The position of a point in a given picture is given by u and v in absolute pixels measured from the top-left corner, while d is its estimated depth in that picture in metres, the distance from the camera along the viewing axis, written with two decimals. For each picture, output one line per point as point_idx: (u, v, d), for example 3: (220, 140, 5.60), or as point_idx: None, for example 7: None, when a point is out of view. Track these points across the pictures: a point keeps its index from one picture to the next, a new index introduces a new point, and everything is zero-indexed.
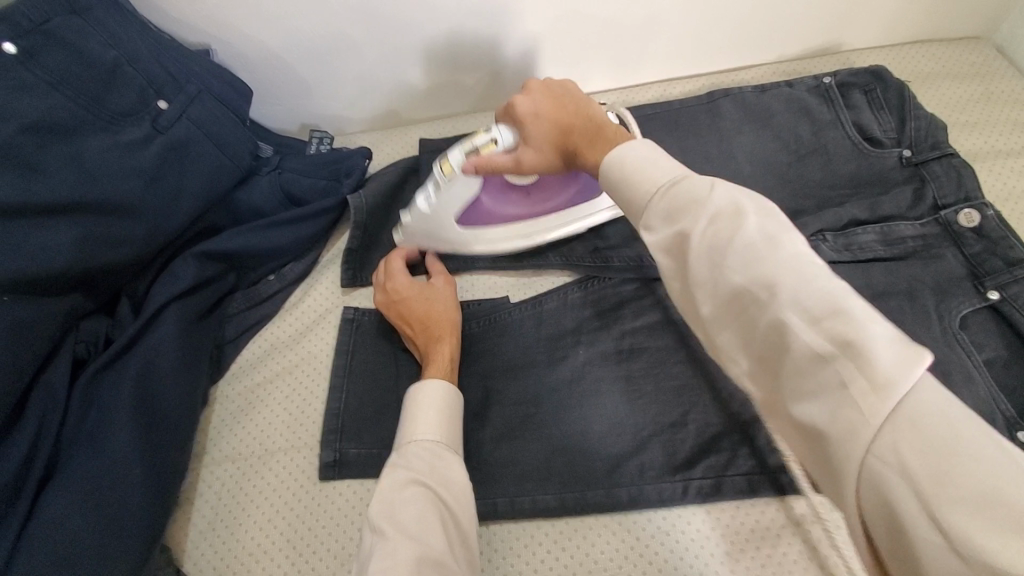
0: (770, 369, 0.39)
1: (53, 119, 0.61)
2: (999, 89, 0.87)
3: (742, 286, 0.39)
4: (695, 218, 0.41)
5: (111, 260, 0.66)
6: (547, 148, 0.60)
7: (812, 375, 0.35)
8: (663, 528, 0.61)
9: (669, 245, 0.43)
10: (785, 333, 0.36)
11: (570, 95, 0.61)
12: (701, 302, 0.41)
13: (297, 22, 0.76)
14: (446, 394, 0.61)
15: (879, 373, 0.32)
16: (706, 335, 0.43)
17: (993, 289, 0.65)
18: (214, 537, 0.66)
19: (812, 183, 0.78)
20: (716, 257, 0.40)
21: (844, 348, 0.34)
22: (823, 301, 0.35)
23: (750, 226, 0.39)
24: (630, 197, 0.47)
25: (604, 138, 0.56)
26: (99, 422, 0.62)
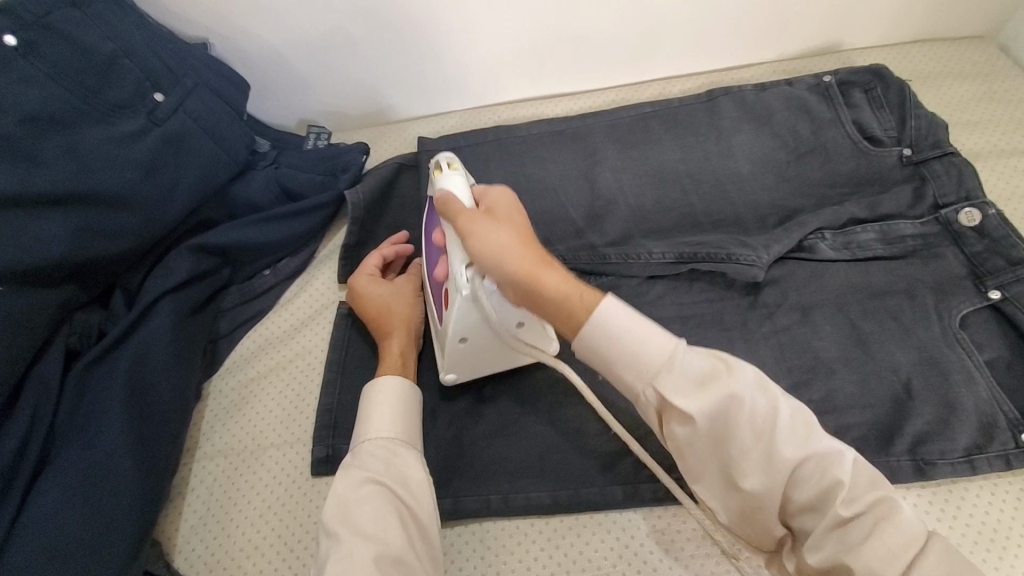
0: (795, 523, 0.46)
1: (50, 110, 0.61)
2: (1002, 88, 0.87)
3: (785, 457, 0.44)
4: (733, 392, 0.45)
5: (106, 252, 0.66)
6: (509, 236, 0.54)
7: (847, 536, 0.43)
8: (657, 528, 0.61)
9: (709, 413, 0.45)
10: (828, 501, 0.44)
11: (534, 254, 0.53)
12: (745, 476, 0.45)
13: (296, 16, 0.77)
14: (391, 391, 0.60)
15: (911, 535, 0.42)
16: (742, 501, 0.47)
17: (994, 288, 0.65)
18: (206, 532, 0.65)
19: (812, 181, 0.77)
20: (758, 434, 0.45)
21: (879, 508, 0.43)
22: (854, 479, 0.44)
23: (781, 410, 0.45)
24: (635, 366, 0.47)
25: (570, 312, 0.50)
26: (91, 415, 0.62)
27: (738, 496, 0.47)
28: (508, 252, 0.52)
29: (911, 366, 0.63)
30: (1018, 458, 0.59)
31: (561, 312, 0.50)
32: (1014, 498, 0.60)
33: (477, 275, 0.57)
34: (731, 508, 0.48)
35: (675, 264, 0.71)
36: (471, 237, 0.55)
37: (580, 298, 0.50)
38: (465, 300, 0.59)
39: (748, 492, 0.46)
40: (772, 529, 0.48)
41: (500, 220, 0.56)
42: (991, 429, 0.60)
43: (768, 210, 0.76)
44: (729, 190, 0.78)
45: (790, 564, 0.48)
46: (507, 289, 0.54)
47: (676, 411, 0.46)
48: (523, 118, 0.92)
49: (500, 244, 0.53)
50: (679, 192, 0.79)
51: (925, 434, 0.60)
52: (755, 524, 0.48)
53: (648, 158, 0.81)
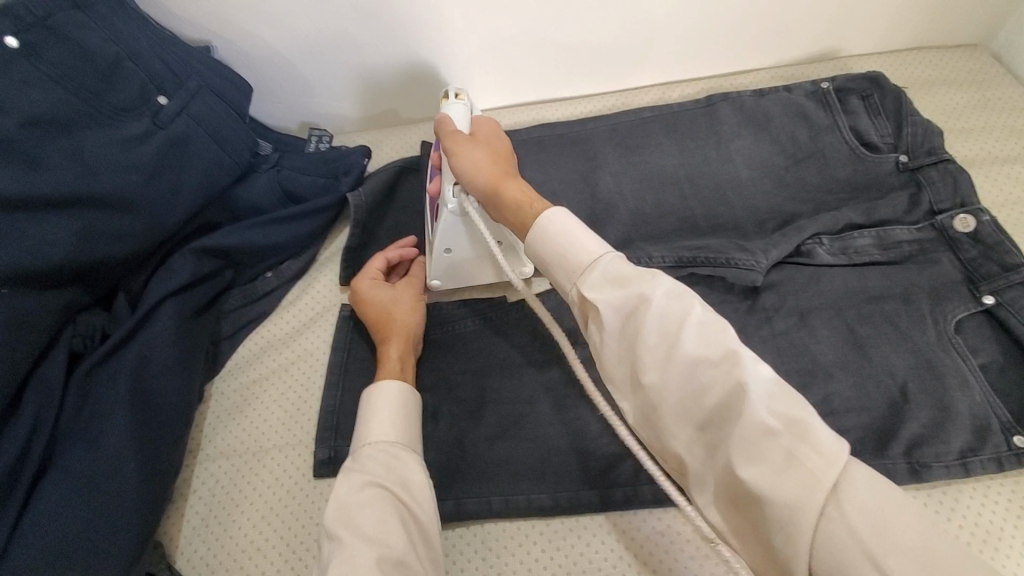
0: (704, 437, 0.43)
1: (54, 113, 0.62)
2: (996, 96, 0.88)
3: (694, 358, 0.43)
4: (648, 291, 0.46)
5: (109, 254, 0.66)
6: (483, 155, 0.63)
7: (755, 447, 0.40)
8: (656, 529, 0.62)
9: (619, 307, 0.47)
10: (738, 410, 0.41)
11: (505, 168, 0.62)
12: (647, 371, 0.45)
13: (298, 19, 0.77)
14: (394, 392, 0.61)
15: (824, 450, 0.38)
16: (647, 403, 0.46)
17: (988, 294, 0.66)
18: (208, 533, 0.66)
19: (809, 186, 0.78)
20: (666, 335, 0.44)
21: (790, 424, 0.40)
22: (776, 397, 0.41)
23: (693, 314, 0.45)
24: (564, 264, 0.51)
25: (522, 209, 0.57)
26: (94, 417, 0.62)
27: (643, 397, 0.46)
28: (480, 167, 0.62)
29: (907, 370, 0.64)
30: (1011, 461, 0.60)
31: (513, 213, 0.58)
32: (1006, 500, 0.61)
33: (462, 191, 0.65)
34: (640, 411, 0.47)
35: (675, 268, 0.72)
36: (453, 153, 0.64)
37: (533, 200, 0.57)
38: (452, 215, 0.67)
39: (649, 390, 0.45)
40: (678, 441, 0.44)
41: (481, 144, 0.66)
42: (985, 433, 0.61)
43: (766, 215, 0.77)
44: (728, 195, 0.78)
45: (702, 493, 0.44)
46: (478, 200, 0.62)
47: (591, 305, 0.48)
48: (522, 121, 0.92)
49: (476, 159, 0.62)
50: (678, 196, 0.79)
51: (921, 437, 0.61)
52: (661, 435, 0.46)
53: (648, 163, 0.82)
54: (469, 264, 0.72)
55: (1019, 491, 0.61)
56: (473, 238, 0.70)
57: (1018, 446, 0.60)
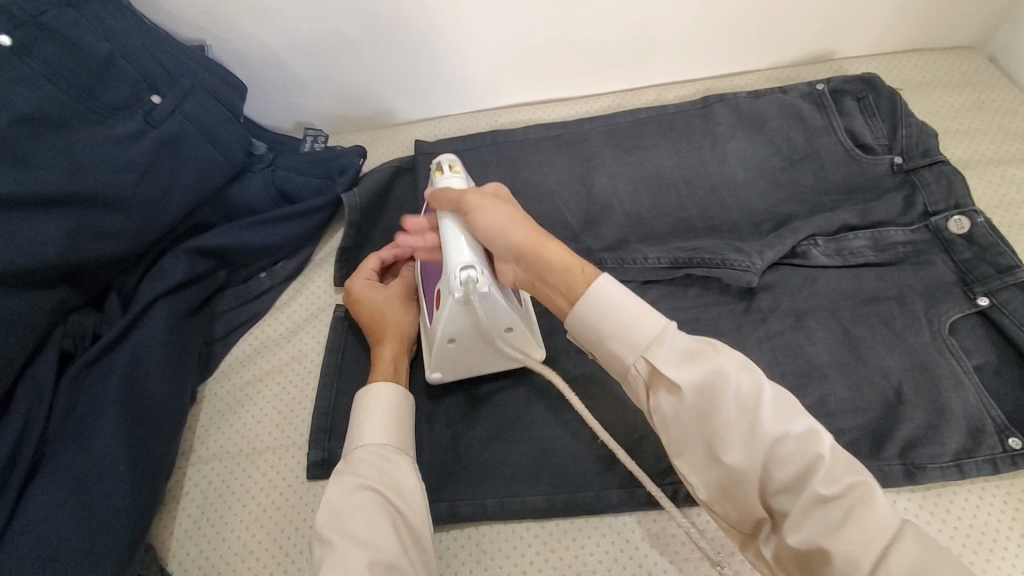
0: (773, 506, 0.44)
1: (46, 111, 0.61)
2: (990, 98, 0.88)
3: (771, 434, 0.43)
4: (717, 366, 0.45)
5: (101, 254, 0.66)
6: (513, 212, 0.57)
7: (819, 518, 0.42)
8: (652, 531, 0.62)
9: (696, 384, 0.45)
10: (807, 482, 0.42)
11: (538, 230, 0.56)
12: (727, 450, 0.44)
13: (292, 18, 0.77)
14: (386, 394, 0.61)
15: (888, 522, 0.40)
16: (722, 478, 0.45)
17: (982, 295, 0.66)
18: (200, 536, 0.65)
19: (804, 188, 0.78)
20: (742, 411, 0.44)
21: (857, 494, 0.41)
22: (844, 469, 0.42)
23: (766, 389, 0.44)
24: (623, 337, 0.49)
25: (572, 277, 0.52)
26: (85, 418, 0.61)
27: (719, 473, 0.45)
28: (512, 225, 0.56)
29: (901, 371, 0.64)
30: (1006, 462, 0.60)
31: (561, 279, 0.53)
32: (1000, 502, 0.61)
33: (474, 275, 0.57)
34: (713, 485, 0.46)
35: (670, 269, 0.72)
36: (473, 213, 0.58)
37: (583, 265, 0.53)
38: (457, 302, 0.59)
39: (730, 468, 0.44)
40: (750, 510, 0.45)
41: (499, 201, 0.59)
42: (980, 434, 0.61)
43: (762, 216, 0.77)
44: (723, 196, 0.78)
45: (765, 551, 0.46)
46: (510, 262, 0.57)
47: (665, 379, 0.47)
48: (518, 122, 0.92)
49: (504, 218, 0.56)
50: (674, 197, 0.79)
51: (916, 438, 0.61)
52: (733, 506, 0.46)
53: (643, 164, 0.82)
54: (474, 351, 0.64)
55: (1014, 492, 0.61)
56: (481, 323, 0.61)
57: (1012, 448, 0.60)
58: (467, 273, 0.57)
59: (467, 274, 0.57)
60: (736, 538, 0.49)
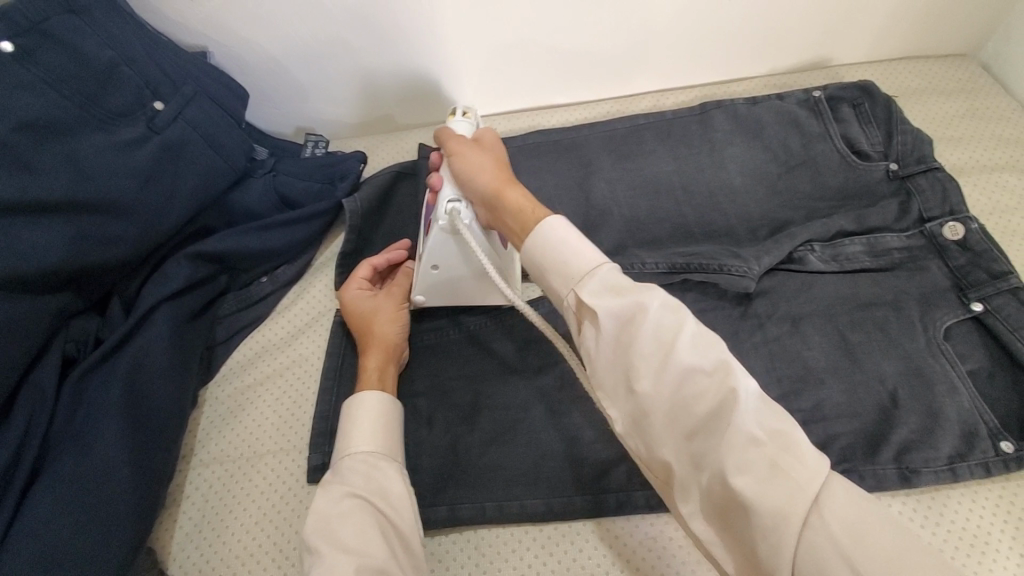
0: (690, 448, 0.44)
1: (50, 118, 0.62)
2: (985, 105, 0.89)
3: (688, 368, 0.44)
4: (644, 299, 0.47)
5: (104, 259, 0.66)
6: (488, 162, 0.63)
7: (739, 455, 0.42)
8: (649, 534, 0.62)
9: (617, 313, 0.47)
10: (727, 422, 0.43)
11: (507, 174, 0.62)
12: (641, 379, 0.46)
13: (293, 24, 0.77)
14: (371, 402, 0.61)
15: (804, 462, 0.41)
16: (640, 412, 0.46)
17: (977, 301, 0.67)
18: (201, 539, 0.65)
19: (801, 194, 0.79)
20: (662, 346, 0.45)
21: (775, 437, 0.43)
22: (761, 412, 0.44)
23: (687, 326, 0.46)
24: (560, 268, 0.52)
25: (523, 215, 0.57)
26: (87, 422, 0.62)
27: (633, 405, 0.47)
28: (485, 171, 0.62)
29: (896, 376, 0.64)
30: (999, 466, 0.61)
31: (514, 220, 0.57)
32: (994, 506, 0.61)
33: (461, 208, 0.64)
34: (629, 418, 0.48)
35: (668, 274, 0.72)
36: (456, 157, 0.65)
37: (537, 206, 0.57)
38: (444, 229, 0.65)
39: (645, 400, 0.46)
40: (664, 451, 0.46)
41: (484, 149, 0.66)
42: (973, 438, 0.62)
43: (758, 221, 0.78)
44: (721, 202, 0.79)
45: (683, 498, 0.46)
46: (477, 202, 0.62)
47: (589, 309, 0.49)
48: (517, 128, 0.93)
49: (479, 163, 0.63)
50: (671, 203, 0.80)
51: (910, 442, 0.62)
52: (647, 445, 0.47)
53: (642, 169, 0.82)
54: (459, 282, 0.69)
55: (1007, 496, 0.62)
56: (464, 252, 0.67)
57: (1006, 452, 0.61)
58: (455, 203, 0.64)
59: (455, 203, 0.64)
60: (661, 492, 0.48)
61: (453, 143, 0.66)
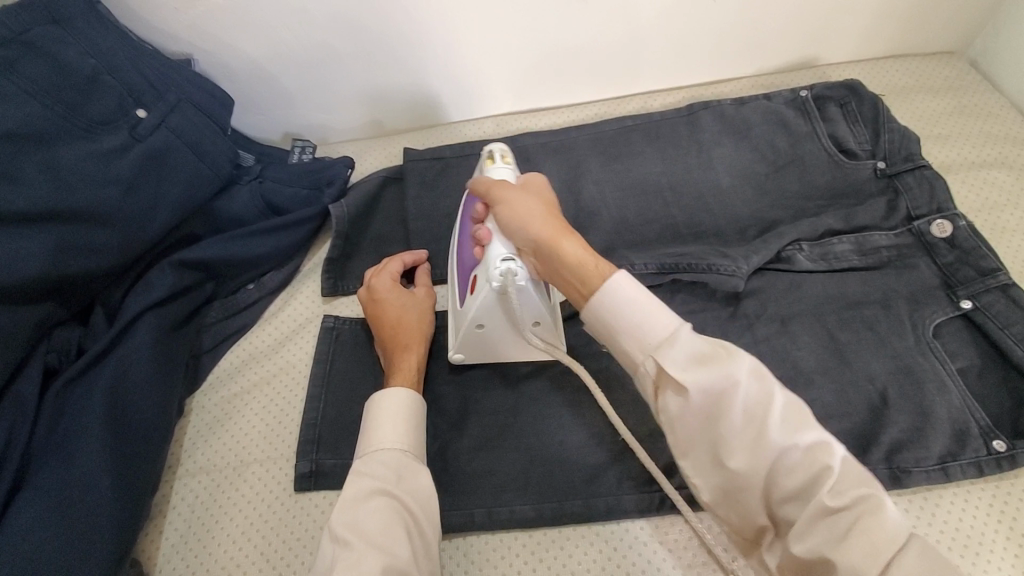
0: (780, 518, 0.44)
1: (30, 128, 0.62)
2: (972, 102, 0.89)
3: (777, 443, 0.43)
4: (729, 371, 0.44)
5: (86, 269, 0.66)
6: (537, 207, 0.58)
7: (830, 530, 0.40)
8: (640, 539, 0.62)
9: (706, 388, 0.44)
10: (815, 495, 0.41)
11: (560, 221, 0.56)
12: (731, 456, 0.44)
13: (277, 31, 0.77)
14: (407, 396, 0.61)
15: (902, 538, 0.39)
16: (725, 483, 0.45)
17: (966, 298, 0.67)
18: (186, 550, 0.65)
19: (789, 193, 0.79)
20: (750, 422, 0.44)
21: (872, 510, 0.40)
22: (858, 488, 0.41)
23: (777, 398, 0.44)
24: (638, 337, 0.48)
25: (587, 273, 0.52)
26: (69, 433, 0.61)
27: (724, 478, 0.45)
28: (534, 219, 0.56)
29: (885, 375, 0.64)
30: (990, 464, 0.60)
31: (577, 275, 0.52)
32: (986, 505, 0.61)
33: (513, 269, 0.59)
34: (716, 489, 0.46)
35: (659, 275, 0.71)
36: (501, 206, 0.60)
37: (601, 260, 0.52)
38: (492, 292, 0.61)
39: (734, 473, 0.44)
40: (755, 514, 0.45)
41: (529, 194, 0.60)
42: (964, 437, 0.61)
43: (747, 222, 0.77)
44: (709, 203, 0.79)
45: (771, 557, 0.46)
46: (528, 252, 0.57)
47: (671, 380, 0.46)
48: (505, 131, 0.93)
49: (528, 210, 0.57)
50: (660, 204, 0.80)
51: (900, 442, 0.62)
52: (737, 508, 0.46)
53: (629, 172, 0.82)
54: (501, 339, 0.66)
55: (999, 495, 0.61)
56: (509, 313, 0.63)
57: (997, 450, 0.61)
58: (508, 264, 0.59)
59: (508, 267, 0.59)
60: (743, 545, 0.49)
61: (495, 191, 0.61)
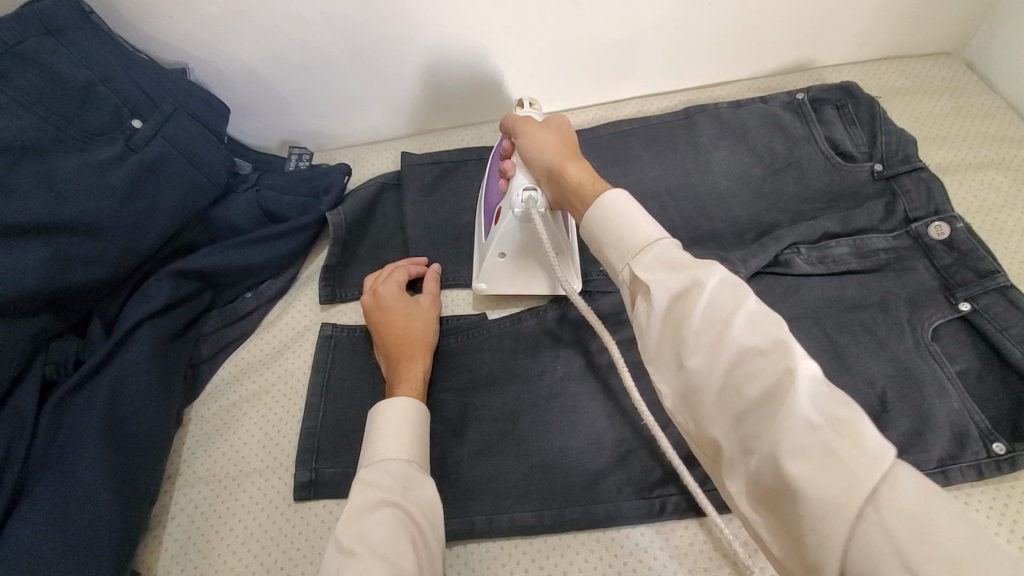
0: (742, 429, 0.41)
1: (26, 140, 0.61)
2: (969, 103, 0.89)
3: (740, 345, 0.42)
4: (701, 275, 0.45)
5: (83, 280, 0.65)
6: (553, 138, 0.63)
7: (791, 436, 0.38)
8: (641, 545, 0.61)
9: (672, 290, 0.46)
10: (776, 399, 0.39)
11: (571, 150, 0.61)
12: (692, 355, 0.44)
13: (272, 39, 0.77)
14: (412, 408, 0.61)
15: (868, 449, 0.36)
16: (688, 387, 0.45)
17: (964, 301, 0.67)
18: (186, 561, 0.64)
19: (786, 196, 0.79)
20: (715, 324, 0.43)
21: (835, 420, 0.38)
22: (825, 401, 0.39)
23: (746, 305, 0.43)
24: (617, 244, 0.51)
25: (584, 189, 0.56)
26: (68, 445, 0.61)
27: (686, 381, 0.45)
28: (548, 148, 0.62)
29: (885, 379, 0.64)
30: (991, 467, 0.60)
31: (575, 190, 0.57)
32: (988, 508, 0.61)
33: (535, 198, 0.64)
34: (681, 396, 0.46)
35: None
36: (522, 138, 0.65)
37: (598, 181, 0.57)
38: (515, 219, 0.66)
39: (693, 373, 0.44)
40: (716, 427, 0.43)
41: (550, 129, 0.65)
42: (965, 440, 0.61)
43: (745, 225, 0.77)
44: (707, 207, 0.79)
45: (736, 482, 0.43)
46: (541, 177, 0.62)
47: (643, 285, 0.48)
48: None
49: (543, 141, 0.63)
50: (658, 208, 0.80)
51: (901, 445, 0.61)
52: (696, 417, 0.45)
53: (626, 176, 0.82)
54: (518, 269, 0.72)
55: (1002, 498, 0.61)
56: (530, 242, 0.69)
57: (998, 453, 0.60)
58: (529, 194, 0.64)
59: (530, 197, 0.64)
60: (713, 467, 0.46)
61: (518, 126, 0.67)
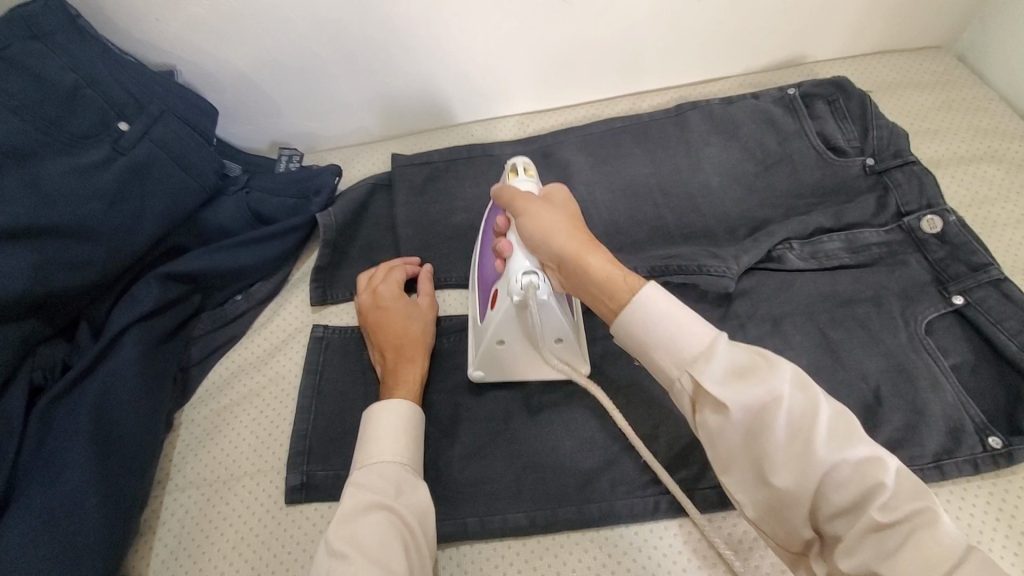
0: (826, 529, 0.43)
1: (11, 143, 0.61)
2: (961, 97, 0.89)
3: (825, 456, 0.42)
4: (774, 384, 0.43)
5: (71, 284, 0.65)
6: (562, 218, 0.57)
7: (875, 542, 0.40)
8: (635, 544, 0.61)
9: (749, 405, 0.44)
10: (863, 507, 0.41)
11: (585, 232, 0.56)
12: (778, 473, 0.43)
13: (261, 40, 0.77)
14: (407, 409, 0.61)
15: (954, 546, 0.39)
16: (770, 499, 0.45)
17: (957, 294, 0.66)
18: (177, 566, 0.64)
19: (778, 192, 0.78)
20: (798, 436, 0.43)
21: (921, 520, 0.39)
22: (910, 499, 0.40)
23: (823, 413, 0.43)
24: (671, 351, 0.48)
25: (614, 287, 0.52)
26: (55, 451, 0.60)
27: (769, 494, 0.44)
28: (558, 232, 0.56)
29: (878, 373, 0.64)
30: (986, 461, 0.60)
31: (603, 288, 0.52)
32: (985, 503, 0.60)
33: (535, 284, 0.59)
34: (762, 505, 0.46)
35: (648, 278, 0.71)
36: (524, 217, 0.59)
37: (627, 273, 0.52)
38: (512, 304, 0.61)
39: (780, 490, 0.43)
40: (800, 530, 0.45)
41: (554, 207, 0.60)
42: (960, 434, 0.61)
43: (736, 221, 0.77)
44: (698, 203, 0.79)
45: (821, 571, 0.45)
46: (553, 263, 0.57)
47: (710, 399, 0.45)
48: (493, 136, 0.93)
49: (552, 223, 0.57)
50: (650, 206, 0.79)
51: (896, 440, 0.61)
52: (784, 524, 0.46)
53: (618, 174, 0.82)
54: (516, 357, 0.66)
55: (998, 493, 0.60)
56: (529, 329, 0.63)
57: (993, 447, 0.60)
58: (530, 277, 0.59)
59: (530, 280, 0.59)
60: (789, 555, 0.49)
61: (517, 201, 0.61)
